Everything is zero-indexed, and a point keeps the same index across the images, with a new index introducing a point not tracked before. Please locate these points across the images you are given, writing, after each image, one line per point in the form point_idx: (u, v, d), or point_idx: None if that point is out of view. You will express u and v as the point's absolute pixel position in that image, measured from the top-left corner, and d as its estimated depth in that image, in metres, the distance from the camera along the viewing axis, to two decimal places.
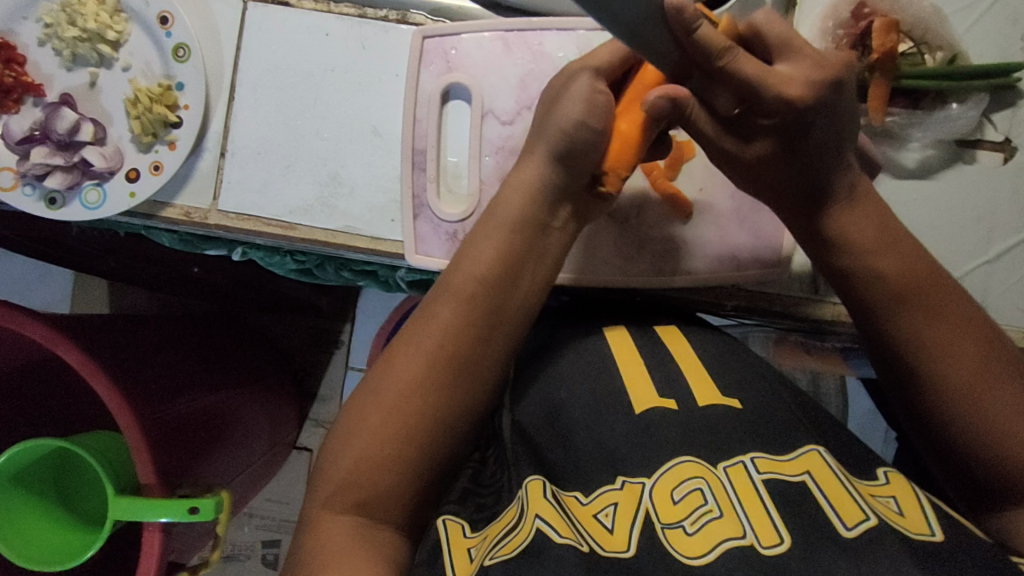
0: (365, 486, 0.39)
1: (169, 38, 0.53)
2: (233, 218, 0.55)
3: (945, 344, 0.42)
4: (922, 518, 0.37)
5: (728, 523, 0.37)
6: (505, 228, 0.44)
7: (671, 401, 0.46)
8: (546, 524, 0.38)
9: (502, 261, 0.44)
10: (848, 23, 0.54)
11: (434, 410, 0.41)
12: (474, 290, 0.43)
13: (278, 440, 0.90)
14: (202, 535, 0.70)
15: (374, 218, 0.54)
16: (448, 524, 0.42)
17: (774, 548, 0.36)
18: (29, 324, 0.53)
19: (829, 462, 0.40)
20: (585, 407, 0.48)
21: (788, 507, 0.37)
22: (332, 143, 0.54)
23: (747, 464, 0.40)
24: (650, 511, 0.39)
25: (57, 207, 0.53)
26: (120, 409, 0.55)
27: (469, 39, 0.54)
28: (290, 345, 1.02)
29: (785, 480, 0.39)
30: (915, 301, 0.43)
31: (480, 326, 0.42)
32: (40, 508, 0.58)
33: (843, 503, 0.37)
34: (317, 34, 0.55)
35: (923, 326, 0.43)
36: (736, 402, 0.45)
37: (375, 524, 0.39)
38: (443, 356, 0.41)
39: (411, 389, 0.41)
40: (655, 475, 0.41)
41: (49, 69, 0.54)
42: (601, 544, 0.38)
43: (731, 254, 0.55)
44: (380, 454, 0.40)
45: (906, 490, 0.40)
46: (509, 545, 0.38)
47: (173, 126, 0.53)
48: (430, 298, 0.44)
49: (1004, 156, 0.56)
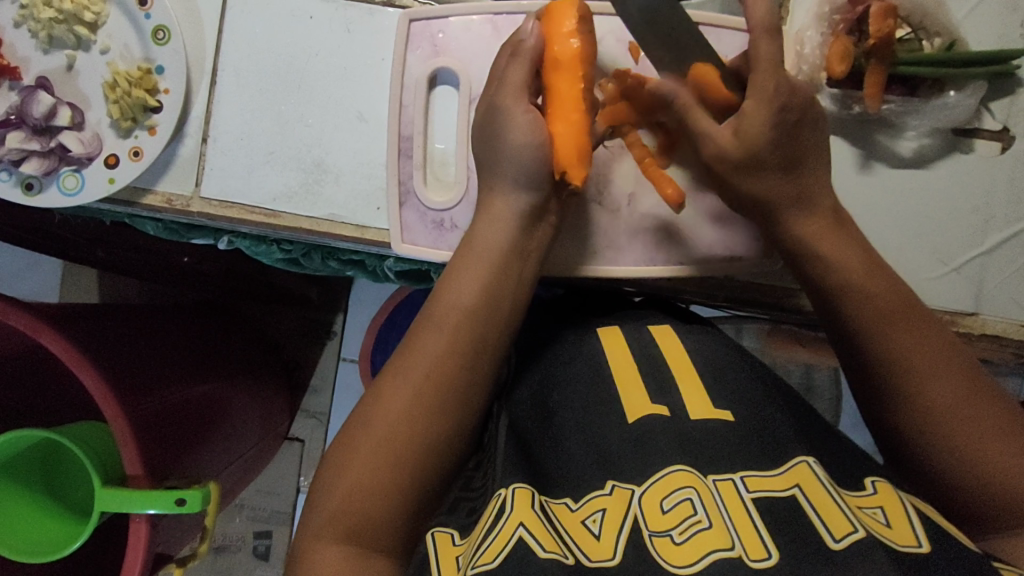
0: (347, 495, 0.38)
1: (148, 19, 0.52)
2: (217, 205, 0.53)
3: (926, 364, 0.41)
4: (910, 529, 0.37)
5: (716, 534, 0.36)
6: (477, 252, 0.43)
7: (661, 408, 0.45)
8: (529, 535, 0.38)
9: (476, 289, 0.42)
10: (845, 8, 0.53)
11: (418, 428, 0.40)
12: (437, 320, 0.42)
13: (268, 432, 0.89)
14: (190, 528, 0.69)
15: (359, 206, 0.54)
16: (437, 536, 0.42)
17: (763, 562, 0.35)
18: (11, 312, 0.52)
19: (817, 473, 0.39)
20: (578, 407, 0.47)
21: (777, 524, 0.37)
22: (317, 129, 0.53)
23: (736, 482, 0.39)
24: (638, 519, 0.38)
25: (35, 192, 0.52)
26: (106, 402, 0.54)
27: (457, 22, 0.52)
28: (280, 335, 1.01)
29: (773, 496, 0.38)
30: (892, 319, 0.42)
31: (464, 347, 0.41)
32: (31, 499, 0.57)
33: (834, 517, 0.36)
34: (301, 17, 0.53)
35: (894, 348, 0.42)
36: (727, 415, 0.44)
37: (352, 532, 0.38)
38: (416, 382, 0.40)
39: (400, 409, 0.40)
40: (647, 483, 0.40)
41: (26, 52, 0.53)
42: (586, 553, 0.37)
43: (726, 245, 0.54)
44: (355, 484, 0.39)
45: (894, 501, 0.39)
46: (489, 554, 0.38)
47: (153, 111, 0.52)
48: (414, 330, 0.43)
49: (1001, 145, 0.55)
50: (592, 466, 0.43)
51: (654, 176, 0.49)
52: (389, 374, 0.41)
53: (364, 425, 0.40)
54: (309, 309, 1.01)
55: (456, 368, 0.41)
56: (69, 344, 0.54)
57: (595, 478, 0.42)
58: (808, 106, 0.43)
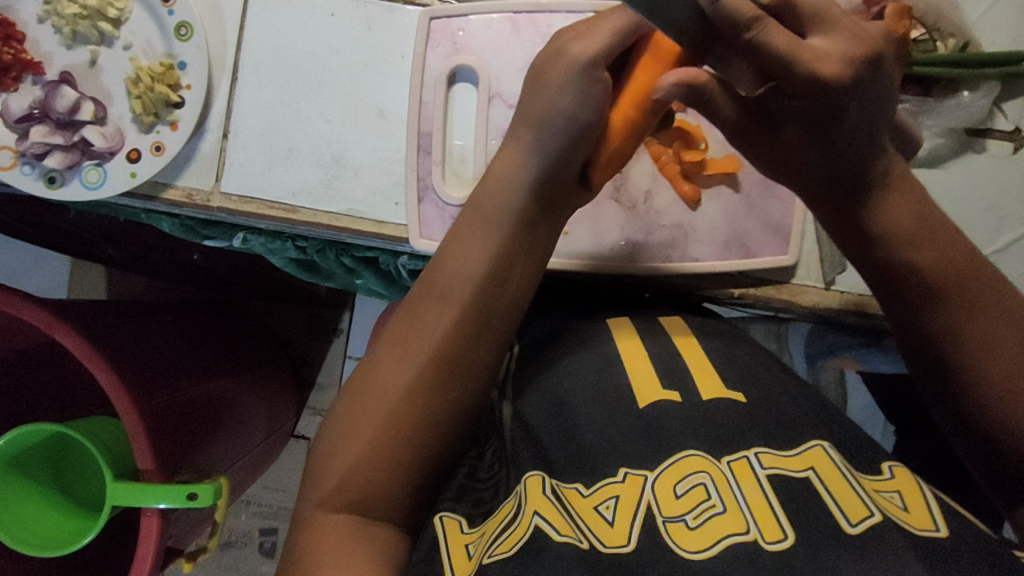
0: (355, 487, 0.39)
1: (172, 16, 0.52)
2: (236, 200, 0.54)
3: (1014, 346, 0.40)
4: (927, 514, 0.37)
5: (729, 519, 0.37)
6: (480, 228, 0.43)
7: (673, 393, 0.46)
8: (545, 522, 0.39)
9: (481, 258, 0.43)
10: (860, 9, 0.54)
11: (425, 410, 0.40)
12: (441, 290, 0.42)
13: (275, 428, 0.89)
14: (200, 523, 0.69)
15: (378, 201, 0.54)
16: (444, 520, 0.42)
17: (779, 543, 0.35)
18: (26, 307, 0.52)
19: (833, 457, 0.40)
20: (587, 399, 0.47)
21: (795, 506, 0.37)
22: (337, 125, 0.54)
23: (750, 459, 0.40)
24: (651, 505, 0.39)
25: (57, 186, 0.52)
26: (119, 397, 0.54)
27: (477, 20, 0.53)
28: (290, 332, 1.01)
29: (788, 475, 0.39)
30: (957, 296, 0.41)
31: (469, 324, 0.42)
32: (40, 494, 0.57)
33: (849, 499, 0.37)
34: (321, 14, 0.54)
35: (966, 322, 0.41)
36: (740, 394, 0.45)
37: (365, 516, 0.39)
38: (430, 353, 0.41)
39: (411, 389, 0.40)
40: (659, 467, 0.41)
41: (49, 47, 0.53)
42: (600, 539, 0.38)
43: (738, 241, 0.55)
44: (357, 460, 0.39)
45: (912, 486, 0.39)
46: (507, 544, 0.39)
47: (175, 106, 0.52)
48: (415, 301, 0.43)
49: (1014, 146, 0.55)
50: (606, 454, 0.43)
51: (671, 174, 0.53)
52: (393, 356, 0.42)
53: (380, 413, 0.40)
54: (317, 307, 1.01)
55: (465, 344, 0.41)
56: (80, 338, 0.53)
57: (607, 465, 0.42)
58: None
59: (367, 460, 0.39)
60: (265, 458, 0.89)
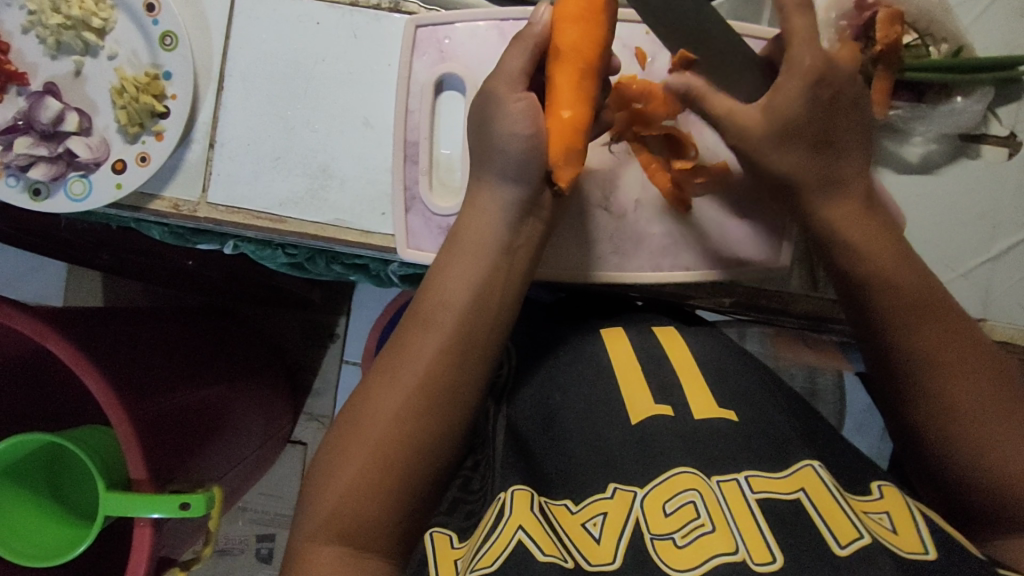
0: (344, 516, 0.38)
1: (156, 25, 0.52)
2: (223, 210, 0.54)
3: (963, 368, 0.41)
4: (915, 535, 0.37)
5: (720, 538, 0.36)
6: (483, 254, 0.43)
7: (666, 408, 0.45)
8: (528, 538, 0.38)
9: (474, 279, 0.42)
10: (852, 14, 0.53)
11: (418, 433, 0.39)
12: (424, 318, 0.42)
13: (270, 436, 0.88)
14: (191, 533, 0.68)
15: (365, 211, 0.54)
16: (435, 536, 0.42)
17: (766, 565, 0.35)
18: (17, 316, 0.52)
19: (823, 478, 0.39)
20: (581, 414, 0.46)
21: (783, 527, 0.37)
22: (323, 134, 0.53)
23: (740, 481, 0.39)
24: (639, 522, 0.38)
25: (42, 198, 0.52)
26: (112, 407, 0.53)
27: (463, 28, 0.53)
28: (284, 337, 1.01)
29: (777, 498, 0.38)
30: (921, 314, 0.42)
31: (476, 334, 0.41)
32: (30, 502, 0.56)
33: (840, 521, 0.36)
34: (307, 22, 0.53)
35: (921, 338, 0.42)
36: (732, 415, 0.44)
37: (357, 546, 0.38)
38: (413, 375, 0.40)
39: (392, 417, 0.39)
40: (649, 484, 0.40)
41: (34, 57, 0.53)
42: (586, 557, 0.37)
43: (731, 251, 0.54)
44: (348, 489, 0.38)
45: (900, 505, 0.39)
46: (487, 558, 0.38)
47: (160, 117, 0.52)
48: (401, 329, 0.43)
49: (1009, 151, 0.54)
50: (594, 469, 0.42)
51: (661, 183, 0.52)
52: (378, 384, 0.41)
53: (365, 424, 0.40)
54: (313, 313, 1.01)
55: (452, 366, 0.41)
56: (73, 347, 0.53)
57: (596, 481, 0.41)
58: (844, 87, 0.42)
59: (349, 477, 0.39)
60: (260, 467, 0.88)
